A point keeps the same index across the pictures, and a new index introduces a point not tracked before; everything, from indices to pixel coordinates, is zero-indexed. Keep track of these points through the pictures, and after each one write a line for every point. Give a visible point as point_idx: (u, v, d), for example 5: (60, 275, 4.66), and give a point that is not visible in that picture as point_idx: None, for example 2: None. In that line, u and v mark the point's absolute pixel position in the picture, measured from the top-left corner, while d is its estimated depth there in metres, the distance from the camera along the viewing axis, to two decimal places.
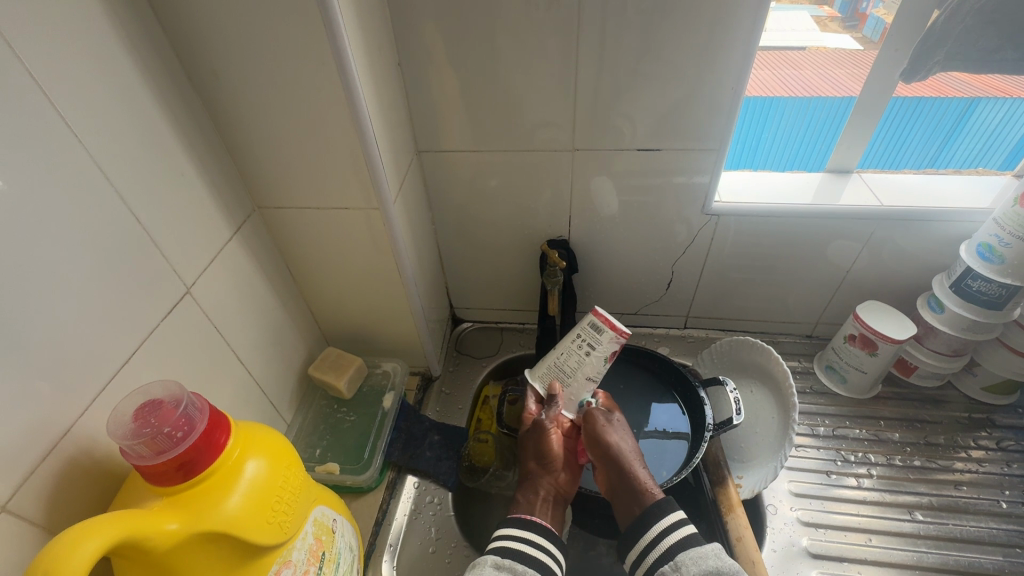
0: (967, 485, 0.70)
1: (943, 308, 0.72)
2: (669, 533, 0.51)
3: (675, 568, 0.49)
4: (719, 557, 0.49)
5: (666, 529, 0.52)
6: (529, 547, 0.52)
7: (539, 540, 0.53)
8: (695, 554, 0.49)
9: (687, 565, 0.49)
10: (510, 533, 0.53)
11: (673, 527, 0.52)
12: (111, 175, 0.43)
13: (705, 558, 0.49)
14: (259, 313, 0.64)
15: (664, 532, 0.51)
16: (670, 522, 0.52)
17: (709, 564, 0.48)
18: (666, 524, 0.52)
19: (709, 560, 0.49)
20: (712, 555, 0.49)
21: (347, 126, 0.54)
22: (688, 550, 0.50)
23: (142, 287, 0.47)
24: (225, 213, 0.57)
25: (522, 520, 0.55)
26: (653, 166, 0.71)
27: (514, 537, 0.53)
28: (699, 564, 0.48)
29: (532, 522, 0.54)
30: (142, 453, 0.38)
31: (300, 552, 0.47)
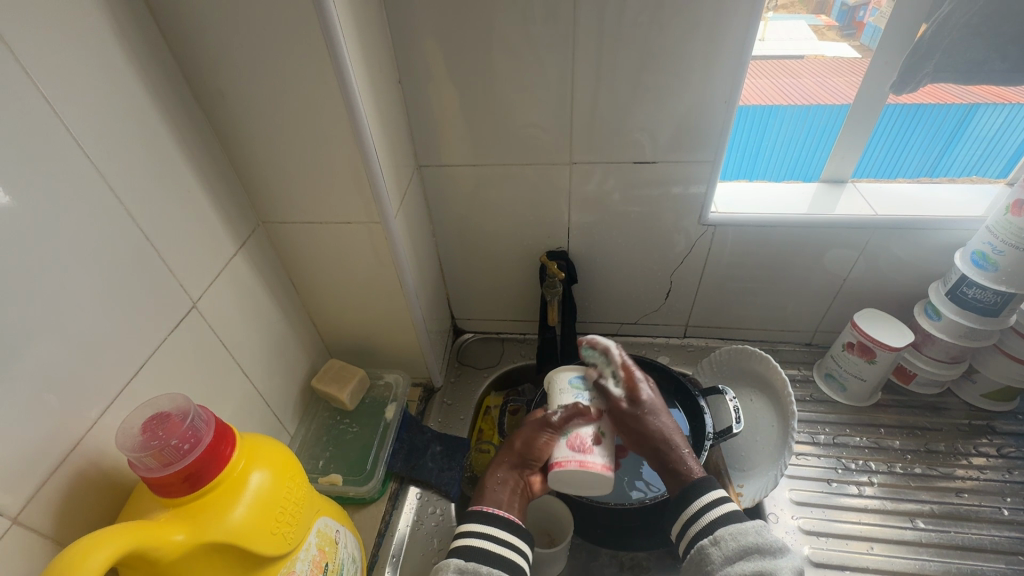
0: (969, 493, 0.70)
1: (940, 315, 0.72)
2: (709, 509, 0.52)
3: (714, 543, 0.50)
4: (759, 534, 0.49)
5: (708, 505, 0.53)
6: (490, 542, 0.51)
7: (501, 535, 0.52)
8: (736, 530, 0.50)
9: (726, 541, 0.50)
10: (471, 528, 0.52)
11: (712, 504, 0.52)
12: (120, 194, 0.45)
13: (744, 534, 0.50)
14: (264, 326, 0.65)
15: (704, 508, 0.53)
16: (710, 500, 0.53)
17: (748, 540, 0.49)
18: (705, 501, 0.53)
19: (747, 536, 0.49)
20: (752, 531, 0.50)
21: (348, 143, 0.55)
22: (728, 525, 0.51)
23: (149, 302, 0.48)
24: (230, 229, 0.59)
25: (483, 513, 0.53)
26: (650, 178, 0.72)
27: (477, 534, 0.52)
28: (738, 540, 0.49)
29: (493, 516, 0.53)
30: (150, 465, 0.39)
31: (304, 563, 0.48)
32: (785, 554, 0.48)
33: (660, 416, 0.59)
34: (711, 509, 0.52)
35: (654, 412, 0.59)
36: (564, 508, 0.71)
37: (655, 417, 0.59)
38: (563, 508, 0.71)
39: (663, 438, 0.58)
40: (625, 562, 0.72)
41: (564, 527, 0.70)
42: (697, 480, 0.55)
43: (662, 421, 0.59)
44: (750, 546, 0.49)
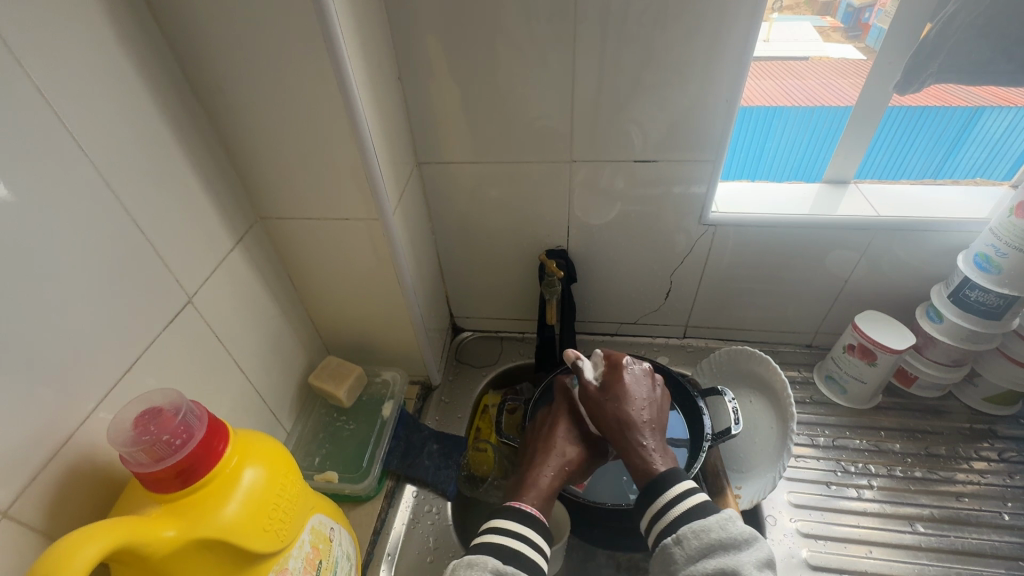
0: (969, 497, 0.70)
1: (942, 318, 0.71)
2: (672, 505, 0.50)
3: (677, 541, 0.49)
4: (723, 529, 0.48)
5: (675, 498, 0.50)
6: (528, 546, 0.50)
7: (533, 538, 0.51)
8: (699, 526, 0.48)
9: (689, 539, 0.48)
10: (508, 525, 0.51)
11: (677, 499, 0.50)
12: (115, 188, 0.44)
13: (708, 530, 0.48)
14: (260, 322, 0.64)
15: (670, 503, 0.50)
16: (674, 494, 0.51)
17: (712, 536, 0.47)
18: (671, 495, 0.51)
19: (711, 532, 0.48)
20: (716, 526, 0.48)
21: (347, 139, 0.55)
22: (691, 521, 0.49)
23: (145, 297, 0.48)
24: (227, 223, 0.58)
25: (521, 512, 0.53)
26: (652, 177, 0.71)
27: (514, 535, 0.51)
28: (702, 538, 0.48)
29: (530, 516, 0.52)
30: (141, 460, 0.39)
31: (297, 560, 0.47)
32: (746, 547, 0.47)
33: (630, 404, 0.57)
34: (676, 504, 0.50)
35: (620, 398, 0.58)
36: (562, 509, 0.71)
37: (618, 405, 0.58)
38: (559, 507, 0.71)
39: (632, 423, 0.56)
40: (621, 562, 0.72)
41: (562, 529, 0.70)
42: (657, 476, 0.52)
43: (631, 407, 0.57)
44: (714, 543, 0.47)
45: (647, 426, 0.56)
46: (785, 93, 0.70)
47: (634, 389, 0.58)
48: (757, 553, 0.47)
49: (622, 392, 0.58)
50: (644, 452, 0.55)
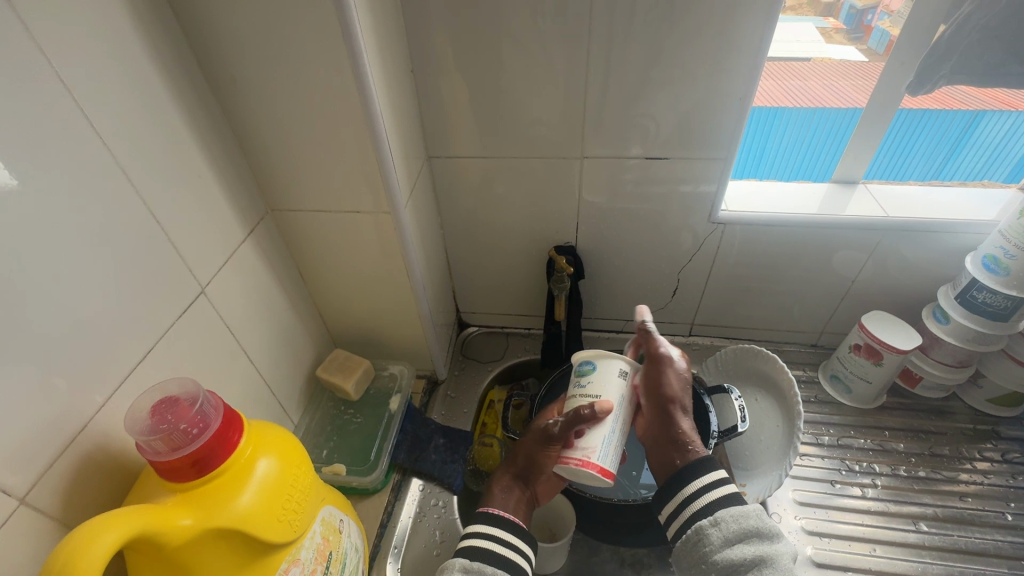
0: (972, 497, 0.70)
1: (949, 319, 0.72)
2: (708, 490, 0.51)
3: (713, 524, 0.49)
4: (760, 518, 0.48)
5: (710, 484, 0.51)
6: (496, 543, 0.51)
7: (508, 537, 0.52)
8: (737, 512, 0.49)
9: (727, 523, 0.48)
10: (478, 530, 0.52)
11: (713, 485, 0.51)
12: (130, 176, 0.44)
13: (746, 517, 0.48)
14: (270, 313, 0.64)
15: (702, 490, 0.51)
16: (712, 479, 0.51)
17: (749, 523, 0.48)
18: (710, 479, 0.51)
19: (749, 519, 0.48)
20: (753, 515, 0.48)
21: (360, 131, 0.55)
22: (730, 506, 0.49)
23: (158, 286, 0.48)
24: (239, 214, 0.58)
25: (491, 516, 0.53)
26: (661, 175, 0.72)
27: (482, 535, 0.52)
28: (740, 523, 0.48)
29: (502, 518, 0.53)
30: (158, 449, 0.39)
31: (308, 551, 0.48)
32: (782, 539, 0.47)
33: (675, 383, 0.58)
34: (715, 488, 0.51)
35: (660, 372, 0.58)
36: (567, 504, 0.71)
37: (665, 382, 0.58)
38: (564, 502, 0.71)
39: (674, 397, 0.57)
40: (625, 558, 0.72)
41: (567, 525, 0.71)
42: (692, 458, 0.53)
43: (677, 382, 0.58)
44: (752, 529, 0.47)
45: (687, 408, 0.57)
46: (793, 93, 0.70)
47: (682, 369, 0.59)
48: (790, 544, 0.47)
49: (666, 368, 0.59)
50: (684, 435, 0.55)
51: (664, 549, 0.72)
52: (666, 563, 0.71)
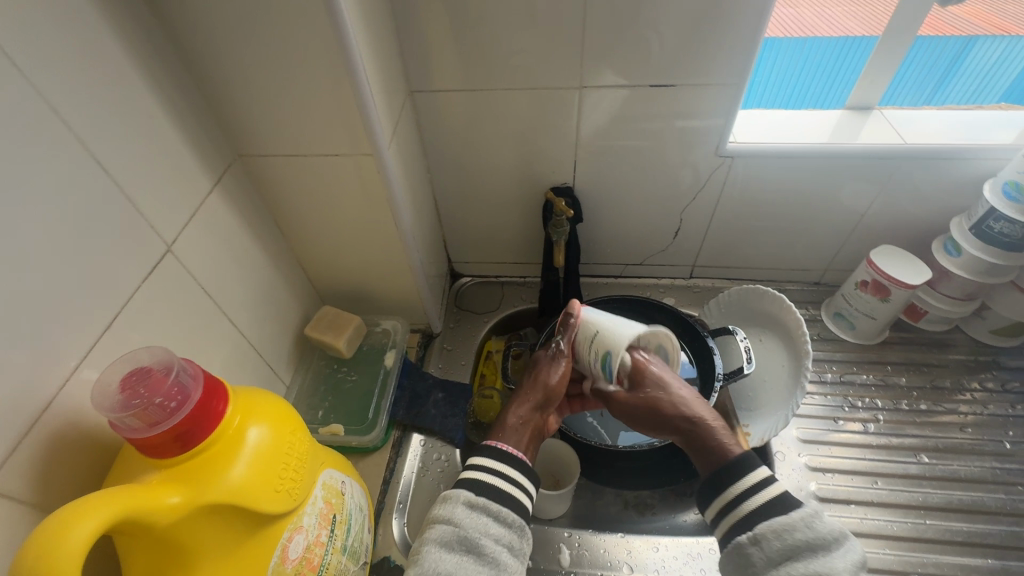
0: (971, 427, 0.71)
1: (961, 251, 0.69)
2: (746, 499, 0.46)
3: (754, 541, 0.44)
4: (809, 529, 0.42)
5: (750, 489, 0.46)
6: (504, 481, 0.48)
7: (514, 474, 0.49)
8: (782, 525, 0.43)
9: (770, 539, 0.43)
10: (484, 463, 0.49)
11: (751, 491, 0.46)
12: (66, 118, 0.38)
13: (792, 529, 0.43)
14: (249, 271, 0.59)
15: (742, 496, 0.46)
16: (752, 483, 0.46)
17: (796, 537, 0.42)
18: (749, 483, 0.46)
19: (796, 532, 0.42)
20: (801, 526, 0.43)
21: (332, 59, 0.48)
22: (771, 518, 0.44)
23: (116, 246, 0.42)
24: (203, 162, 0.52)
25: (500, 450, 0.50)
26: (667, 105, 0.66)
27: (489, 470, 0.49)
28: (784, 538, 0.43)
29: (510, 454, 0.50)
30: (134, 426, 0.35)
31: (311, 517, 0.45)
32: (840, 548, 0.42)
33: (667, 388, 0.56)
34: (754, 495, 0.46)
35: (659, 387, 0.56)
36: (571, 453, 0.70)
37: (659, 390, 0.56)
38: (568, 450, 0.71)
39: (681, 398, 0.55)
40: (630, 500, 0.73)
41: (571, 474, 0.69)
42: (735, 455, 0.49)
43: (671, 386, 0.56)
44: (799, 544, 0.42)
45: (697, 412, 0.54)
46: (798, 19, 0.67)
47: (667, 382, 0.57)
48: (851, 554, 0.41)
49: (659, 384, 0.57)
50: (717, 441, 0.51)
51: (668, 490, 0.72)
52: (671, 503, 0.72)
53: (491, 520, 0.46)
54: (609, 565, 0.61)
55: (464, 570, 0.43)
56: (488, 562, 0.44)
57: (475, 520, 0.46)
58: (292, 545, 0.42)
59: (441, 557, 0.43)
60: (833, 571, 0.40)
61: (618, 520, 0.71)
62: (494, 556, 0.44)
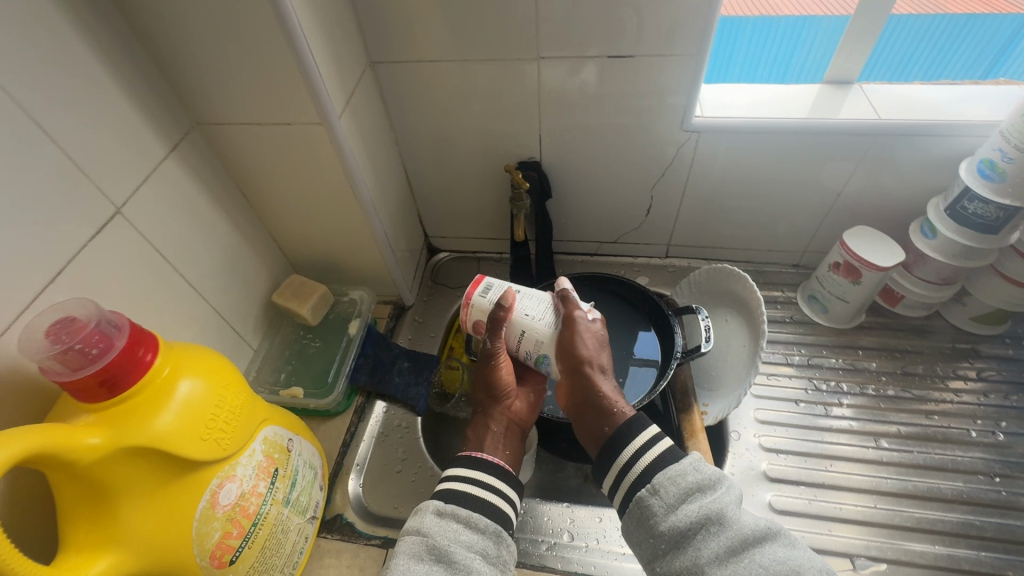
0: (939, 415, 0.69)
1: (936, 233, 0.67)
2: (641, 455, 0.49)
3: (653, 492, 0.47)
4: (697, 471, 0.47)
5: (641, 448, 0.49)
6: (476, 488, 0.51)
7: (485, 480, 0.52)
8: (673, 472, 0.47)
9: (666, 488, 0.46)
10: (458, 472, 0.53)
11: (645, 448, 0.49)
12: (2, 80, 0.39)
13: (683, 474, 0.47)
14: (210, 237, 0.62)
15: (637, 454, 0.49)
16: (641, 443, 0.49)
17: (688, 481, 0.46)
18: (638, 444, 0.50)
19: (687, 476, 0.46)
20: (690, 470, 0.47)
21: (271, 26, 0.48)
22: (665, 469, 0.47)
23: (58, 204, 0.44)
24: (157, 129, 0.54)
25: (476, 459, 0.54)
26: (630, 79, 0.64)
27: (461, 478, 0.52)
28: (678, 483, 0.46)
29: (484, 462, 0.53)
30: (61, 370, 0.38)
31: (247, 468, 0.48)
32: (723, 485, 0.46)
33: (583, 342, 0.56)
34: (644, 453, 0.49)
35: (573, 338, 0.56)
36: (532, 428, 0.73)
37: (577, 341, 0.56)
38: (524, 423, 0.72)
39: (586, 358, 0.55)
40: (589, 474, 0.74)
41: (529, 446, 0.72)
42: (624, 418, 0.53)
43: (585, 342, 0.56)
44: (693, 486, 0.46)
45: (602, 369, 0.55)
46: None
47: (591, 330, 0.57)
48: (733, 489, 0.46)
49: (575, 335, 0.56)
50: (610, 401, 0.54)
51: None
52: None
53: (461, 526, 0.48)
54: (550, 532, 0.63)
55: None
56: (458, 569, 0.45)
57: (445, 528, 0.48)
58: (223, 491, 0.45)
59: (408, 569, 0.44)
60: (723, 506, 0.44)
61: (573, 492, 0.72)
62: (465, 563, 0.45)
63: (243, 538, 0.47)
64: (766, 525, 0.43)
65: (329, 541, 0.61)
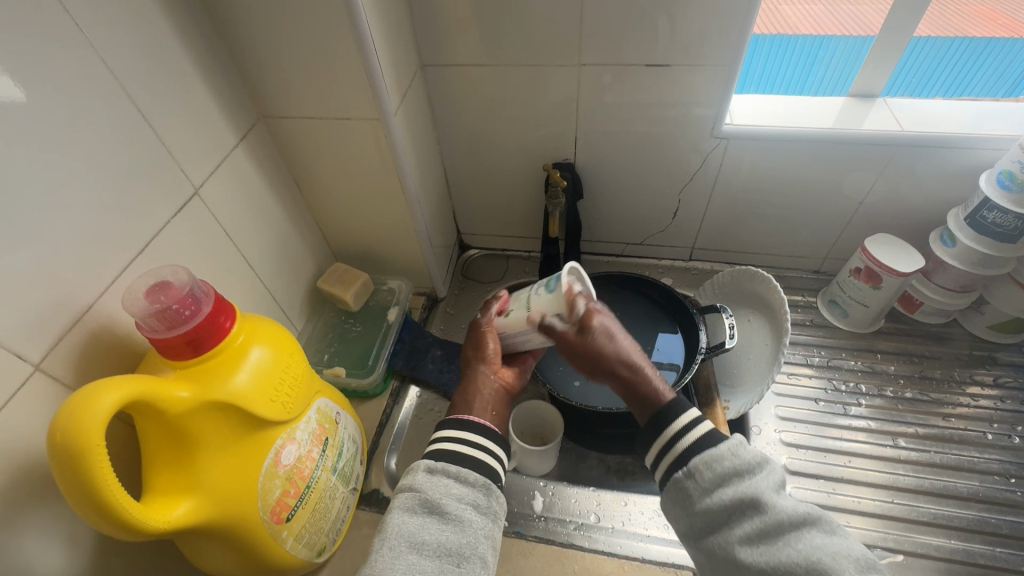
0: (956, 417, 0.71)
1: (955, 241, 0.69)
2: (681, 437, 0.46)
3: (689, 475, 0.44)
4: (737, 456, 0.43)
5: (682, 429, 0.46)
6: (466, 447, 0.49)
7: (477, 440, 0.50)
8: (711, 456, 0.44)
9: (702, 472, 0.44)
10: (447, 434, 0.50)
11: (684, 431, 0.46)
12: (114, 69, 0.44)
13: (720, 460, 0.44)
14: (267, 222, 0.66)
15: (676, 436, 0.46)
16: (681, 426, 0.46)
17: (726, 465, 0.43)
18: (678, 427, 0.46)
19: (723, 462, 0.43)
20: (728, 455, 0.43)
21: (343, 27, 0.53)
22: (701, 452, 0.44)
23: (150, 183, 0.49)
24: (231, 119, 0.58)
25: (463, 421, 0.51)
26: (665, 88, 0.68)
27: (453, 438, 0.50)
28: (715, 468, 0.43)
29: (474, 424, 0.51)
30: (155, 327, 0.42)
31: (304, 433, 0.52)
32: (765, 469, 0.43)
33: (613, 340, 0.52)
34: (683, 436, 0.46)
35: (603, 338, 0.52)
36: (556, 415, 0.73)
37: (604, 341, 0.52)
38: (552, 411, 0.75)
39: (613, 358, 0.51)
40: (611, 466, 0.73)
41: (555, 431, 0.73)
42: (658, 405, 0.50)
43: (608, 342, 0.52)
44: (731, 471, 0.43)
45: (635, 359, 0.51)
46: (788, 16, 0.69)
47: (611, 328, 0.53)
48: (774, 474, 0.43)
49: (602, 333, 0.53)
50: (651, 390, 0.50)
51: None
52: None
53: (453, 481, 0.47)
54: (577, 513, 0.67)
55: (427, 530, 0.44)
56: (449, 520, 0.45)
57: (436, 484, 0.47)
58: (285, 451, 0.49)
59: (404, 521, 0.44)
60: (763, 493, 0.41)
61: None
62: (456, 514, 0.45)
63: (298, 498, 0.51)
64: (806, 510, 0.40)
65: (366, 513, 0.65)
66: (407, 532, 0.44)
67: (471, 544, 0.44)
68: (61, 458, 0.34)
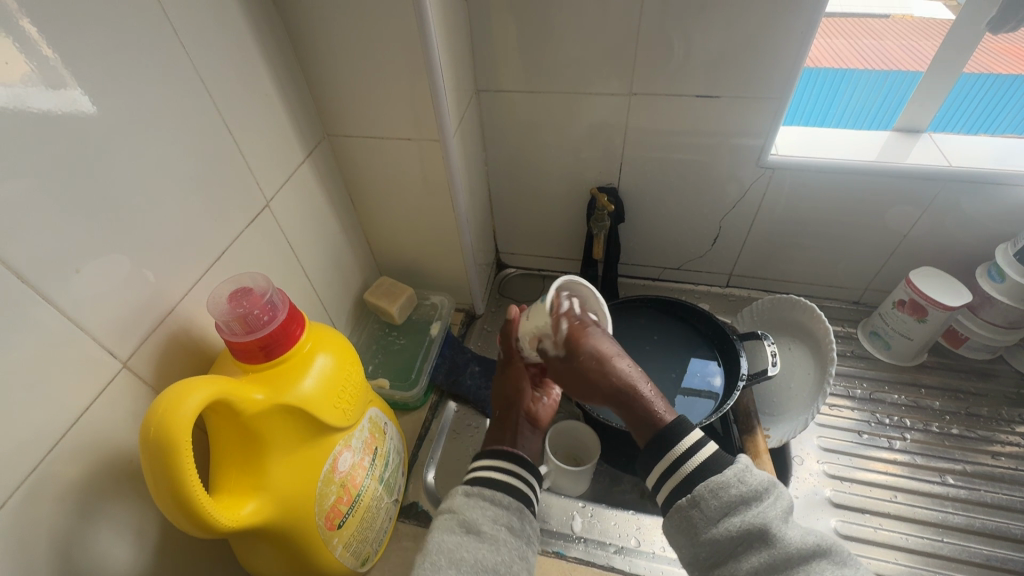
0: (1006, 457, 0.69)
1: (1004, 277, 0.69)
2: (685, 460, 0.45)
3: (694, 503, 0.43)
4: (741, 483, 0.43)
5: (687, 452, 0.45)
6: (500, 472, 0.50)
7: (510, 466, 0.51)
8: (714, 484, 0.43)
9: (707, 500, 0.43)
10: (484, 462, 0.51)
11: (687, 454, 0.45)
12: (209, 88, 0.48)
13: (727, 486, 0.43)
14: (324, 234, 0.69)
15: (678, 461, 0.45)
16: (684, 448, 0.45)
17: (731, 493, 0.42)
18: (681, 450, 0.45)
19: (730, 489, 0.43)
20: (733, 482, 0.43)
21: (414, 54, 0.56)
22: (705, 479, 0.43)
23: (229, 194, 0.52)
24: (300, 137, 0.62)
25: (497, 450, 0.52)
26: (712, 117, 0.70)
27: (489, 466, 0.51)
28: (721, 496, 0.43)
29: (507, 452, 0.52)
30: (235, 330, 0.44)
31: (358, 441, 0.53)
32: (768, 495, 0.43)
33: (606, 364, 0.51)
34: (688, 459, 0.45)
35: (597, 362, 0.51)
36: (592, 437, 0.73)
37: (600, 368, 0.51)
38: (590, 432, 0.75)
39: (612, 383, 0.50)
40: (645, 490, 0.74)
41: (590, 453, 0.73)
42: (664, 427, 0.47)
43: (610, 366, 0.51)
44: (736, 500, 0.42)
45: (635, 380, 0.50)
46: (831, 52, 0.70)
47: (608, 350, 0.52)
48: (780, 500, 0.42)
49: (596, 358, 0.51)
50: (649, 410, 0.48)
51: None
52: None
53: (488, 503, 0.48)
54: (617, 537, 0.66)
55: (467, 548, 0.44)
56: (486, 539, 0.46)
57: (472, 505, 0.48)
58: (341, 458, 0.50)
59: (448, 540, 0.45)
60: (770, 524, 0.41)
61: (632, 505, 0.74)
62: (490, 534, 0.46)
63: (349, 506, 0.52)
64: (816, 541, 0.40)
65: (406, 525, 0.65)
66: (454, 552, 0.44)
67: (506, 562, 0.44)
68: (153, 453, 0.35)
